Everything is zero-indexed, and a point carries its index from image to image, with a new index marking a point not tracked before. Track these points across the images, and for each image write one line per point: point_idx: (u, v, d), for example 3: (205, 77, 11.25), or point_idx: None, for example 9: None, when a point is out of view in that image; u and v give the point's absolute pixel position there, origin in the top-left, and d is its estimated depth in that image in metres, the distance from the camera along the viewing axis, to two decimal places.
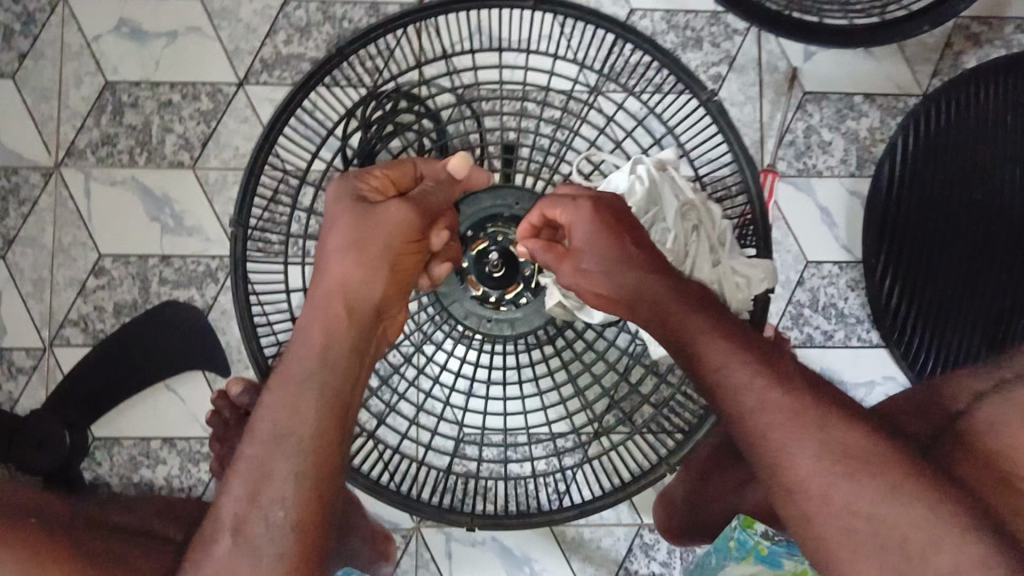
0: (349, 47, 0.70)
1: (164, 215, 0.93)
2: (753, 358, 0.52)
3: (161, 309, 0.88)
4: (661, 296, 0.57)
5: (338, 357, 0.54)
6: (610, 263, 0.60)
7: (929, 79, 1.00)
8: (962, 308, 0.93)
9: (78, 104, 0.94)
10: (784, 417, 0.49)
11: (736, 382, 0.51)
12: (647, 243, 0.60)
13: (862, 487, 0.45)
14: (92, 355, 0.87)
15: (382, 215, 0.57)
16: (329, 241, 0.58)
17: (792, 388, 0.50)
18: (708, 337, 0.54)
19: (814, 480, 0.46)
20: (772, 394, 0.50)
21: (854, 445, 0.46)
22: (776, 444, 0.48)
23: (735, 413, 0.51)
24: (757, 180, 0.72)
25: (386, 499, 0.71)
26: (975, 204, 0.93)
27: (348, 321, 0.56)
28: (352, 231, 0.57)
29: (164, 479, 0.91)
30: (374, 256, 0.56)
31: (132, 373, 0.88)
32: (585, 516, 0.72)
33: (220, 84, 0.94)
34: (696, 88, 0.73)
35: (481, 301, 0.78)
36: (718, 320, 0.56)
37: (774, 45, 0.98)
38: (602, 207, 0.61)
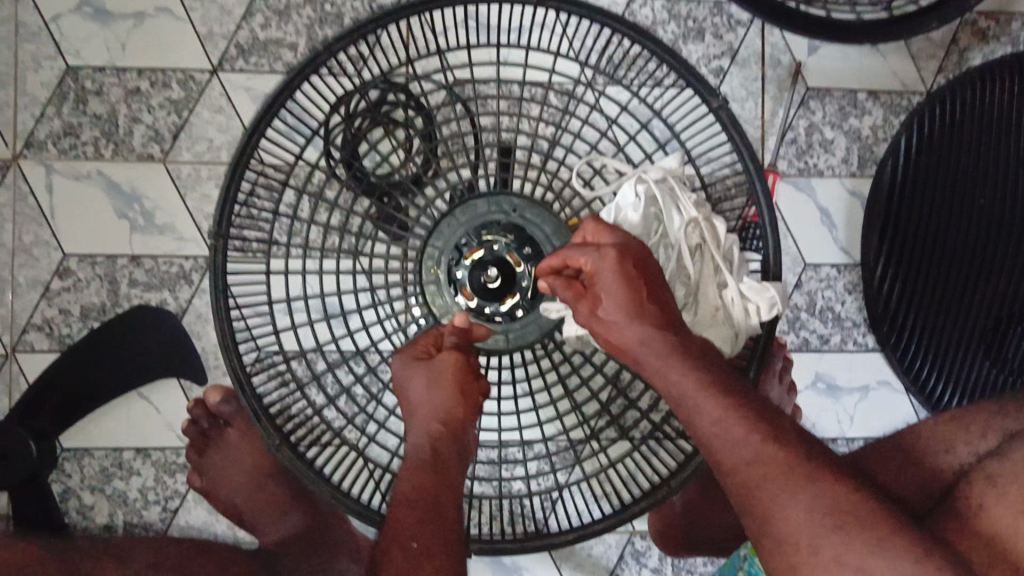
0: (337, 43, 0.63)
1: (133, 212, 0.89)
2: (747, 411, 0.51)
3: (138, 311, 0.86)
4: (665, 352, 0.54)
5: (455, 478, 0.59)
6: (621, 314, 0.56)
7: (934, 77, 0.97)
8: (961, 315, 0.92)
9: (37, 90, 0.89)
10: (777, 471, 0.48)
11: (730, 440, 0.50)
12: (659, 288, 0.57)
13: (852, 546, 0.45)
14: (64, 359, 0.83)
15: (443, 363, 0.61)
16: (409, 402, 0.62)
17: (784, 443, 0.50)
18: (704, 393, 0.52)
19: (804, 536, 0.46)
20: (769, 450, 0.49)
21: (843, 499, 0.47)
22: (767, 496, 0.48)
23: (729, 465, 0.50)
24: (768, 194, 0.66)
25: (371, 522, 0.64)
26: (977, 209, 0.91)
27: (453, 447, 0.60)
28: (427, 389, 0.60)
29: (137, 491, 0.89)
30: (446, 415, 0.60)
31: (106, 377, 0.85)
32: (583, 540, 0.66)
33: (193, 71, 0.89)
34: (707, 94, 0.66)
35: (475, 313, 0.73)
36: (713, 372, 0.53)
37: (778, 39, 0.95)
38: (627, 254, 0.57)
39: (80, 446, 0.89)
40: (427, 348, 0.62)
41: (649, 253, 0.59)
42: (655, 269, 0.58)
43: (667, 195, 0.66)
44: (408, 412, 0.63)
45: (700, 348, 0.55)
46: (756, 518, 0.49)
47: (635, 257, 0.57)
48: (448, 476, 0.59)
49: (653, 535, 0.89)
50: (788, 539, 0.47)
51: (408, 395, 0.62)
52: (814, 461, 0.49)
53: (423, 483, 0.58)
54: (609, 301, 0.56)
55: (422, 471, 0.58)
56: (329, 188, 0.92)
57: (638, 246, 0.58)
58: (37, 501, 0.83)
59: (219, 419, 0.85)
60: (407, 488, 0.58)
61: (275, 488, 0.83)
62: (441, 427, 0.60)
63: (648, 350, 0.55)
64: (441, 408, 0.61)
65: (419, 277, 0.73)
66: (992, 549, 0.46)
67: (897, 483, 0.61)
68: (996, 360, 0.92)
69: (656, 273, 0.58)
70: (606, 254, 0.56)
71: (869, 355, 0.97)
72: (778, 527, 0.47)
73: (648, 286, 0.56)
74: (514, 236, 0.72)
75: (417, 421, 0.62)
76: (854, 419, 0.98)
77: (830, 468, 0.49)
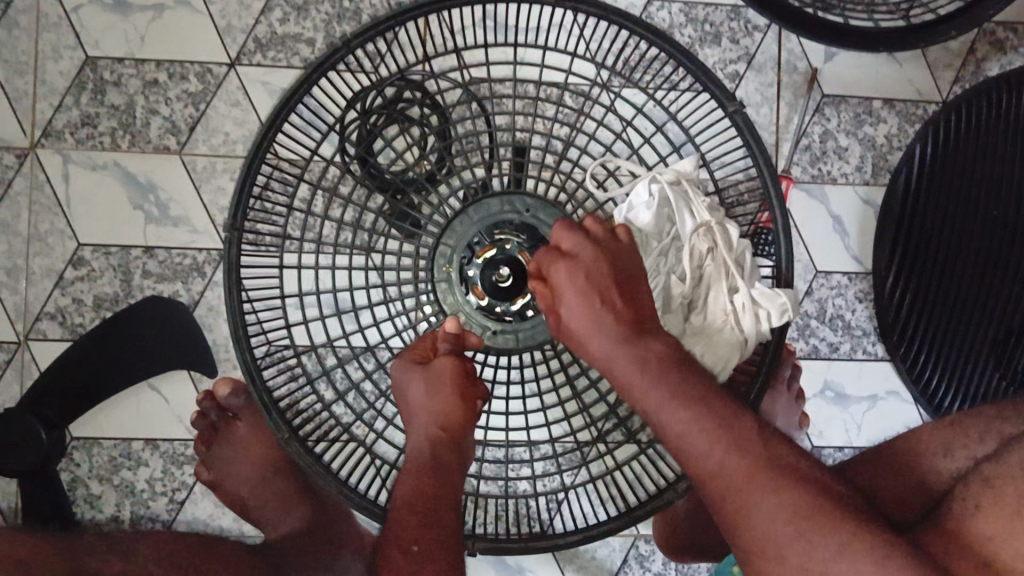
0: (357, 39, 0.63)
1: (148, 203, 0.90)
2: (708, 419, 0.51)
3: (146, 304, 0.87)
4: (635, 364, 0.53)
5: (452, 480, 0.59)
6: (581, 328, 0.56)
7: (950, 86, 0.97)
8: (974, 325, 0.91)
9: (56, 80, 0.90)
10: (739, 484, 0.50)
11: (699, 445, 0.51)
12: (622, 291, 0.56)
13: (818, 555, 0.46)
14: (76, 346, 0.85)
15: (437, 368, 0.61)
16: (408, 406, 0.62)
17: (744, 450, 0.50)
18: (672, 405, 0.52)
19: (772, 547, 0.48)
20: (736, 456, 0.50)
21: (811, 511, 0.48)
22: (744, 503, 0.49)
23: (702, 477, 0.52)
24: (781, 198, 0.66)
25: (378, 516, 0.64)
26: (992, 220, 0.91)
27: (452, 449, 0.60)
28: (424, 393, 0.61)
29: (145, 482, 0.89)
30: (441, 415, 0.60)
31: (119, 366, 0.86)
32: (588, 543, 0.65)
33: (211, 64, 0.90)
34: (723, 97, 0.66)
35: (486, 312, 0.73)
36: (688, 378, 0.53)
37: (794, 45, 0.95)
38: (576, 266, 0.57)
39: (90, 435, 0.89)
40: (424, 354, 0.63)
41: (620, 251, 0.58)
42: (625, 267, 0.57)
43: (678, 194, 0.66)
44: (406, 417, 0.63)
45: (677, 355, 0.54)
46: (731, 527, 0.50)
47: (589, 267, 0.56)
48: (446, 483, 0.59)
49: (659, 539, 0.89)
50: (765, 548, 0.48)
51: (402, 401, 0.63)
52: (774, 469, 0.50)
53: (422, 487, 0.58)
54: (566, 310, 0.56)
55: (421, 475, 0.58)
56: (344, 185, 0.93)
57: (599, 250, 0.57)
58: (46, 489, 0.84)
59: (227, 412, 0.86)
60: (405, 493, 0.58)
61: (282, 483, 0.83)
62: (439, 431, 0.60)
63: (612, 363, 0.55)
64: (439, 410, 0.60)
65: (431, 274, 0.73)
66: (988, 549, 0.46)
67: (895, 488, 0.61)
68: (1008, 373, 0.91)
69: (624, 280, 0.57)
70: (556, 267, 0.57)
71: (878, 364, 0.97)
72: (748, 537, 0.49)
73: (606, 295, 0.56)
74: (526, 236, 0.73)
75: (414, 426, 0.62)
76: (862, 428, 0.97)
77: (801, 480, 0.49)
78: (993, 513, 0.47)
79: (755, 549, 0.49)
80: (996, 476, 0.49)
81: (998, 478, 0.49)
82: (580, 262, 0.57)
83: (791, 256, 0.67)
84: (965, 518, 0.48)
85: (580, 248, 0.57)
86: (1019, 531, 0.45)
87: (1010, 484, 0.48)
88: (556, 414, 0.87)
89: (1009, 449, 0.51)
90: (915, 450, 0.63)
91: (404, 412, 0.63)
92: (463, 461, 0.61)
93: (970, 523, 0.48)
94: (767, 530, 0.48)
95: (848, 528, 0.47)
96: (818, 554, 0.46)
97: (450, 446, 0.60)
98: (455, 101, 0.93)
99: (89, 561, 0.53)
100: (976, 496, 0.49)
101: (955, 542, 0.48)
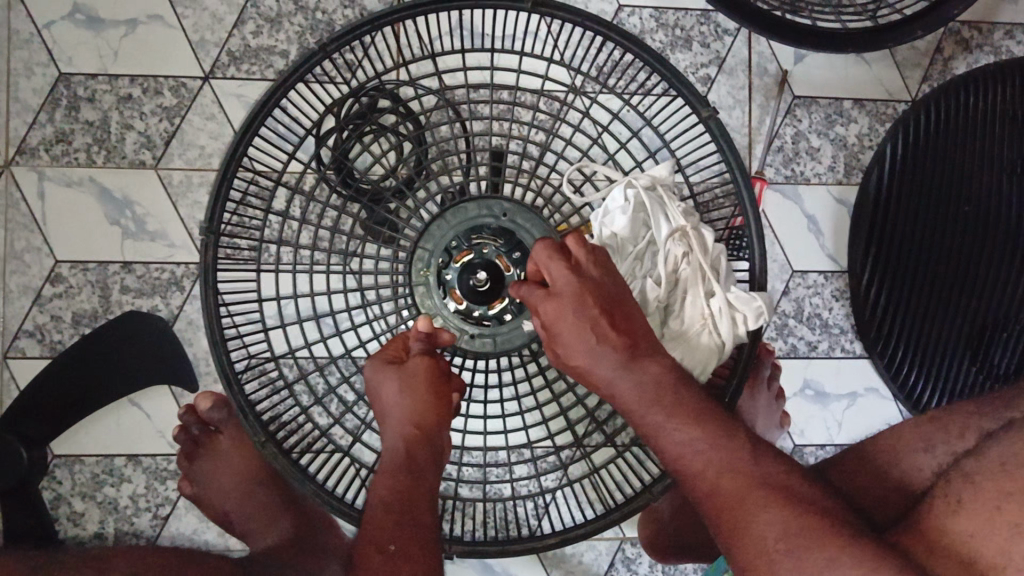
0: (332, 45, 0.63)
1: (125, 218, 0.90)
2: (700, 440, 0.54)
3: (149, 319, 0.87)
4: (633, 392, 0.55)
5: (432, 481, 0.60)
6: (578, 353, 0.57)
7: (919, 85, 0.99)
8: (949, 319, 0.93)
9: (29, 97, 0.89)
10: (734, 491, 0.51)
11: (698, 459, 0.53)
12: (614, 317, 0.57)
13: (808, 560, 0.46)
14: (77, 346, 0.85)
15: (414, 370, 0.62)
16: (382, 412, 0.63)
17: (737, 467, 0.52)
18: (670, 426, 0.54)
19: (761, 553, 0.48)
20: (728, 467, 0.52)
21: (801, 519, 0.48)
22: (738, 510, 0.50)
23: (695, 483, 0.53)
24: (753, 199, 0.67)
25: (352, 520, 0.64)
26: (961, 215, 0.92)
27: (427, 450, 0.61)
28: (393, 400, 0.61)
29: (129, 498, 0.89)
30: (423, 421, 0.61)
31: (114, 374, 0.86)
32: (564, 545, 0.66)
33: (185, 78, 0.90)
34: (695, 102, 0.66)
35: (464, 316, 0.73)
36: (683, 396, 0.55)
37: (764, 48, 0.96)
38: (570, 299, 0.57)
39: (71, 452, 0.89)
40: (396, 354, 0.64)
41: (608, 277, 0.58)
42: (614, 292, 0.58)
43: (654, 200, 0.66)
44: (382, 420, 0.63)
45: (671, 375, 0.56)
46: (724, 536, 0.51)
47: (576, 301, 0.57)
48: (422, 482, 0.59)
49: (644, 540, 0.90)
50: (755, 549, 0.48)
51: (380, 407, 0.63)
52: (764, 484, 0.51)
53: (401, 489, 0.58)
54: (561, 342, 0.58)
55: (395, 474, 0.59)
56: (321, 194, 0.93)
57: (585, 281, 0.57)
58: (28, 508, 0.83)
59: (210, 427, 0.85)
60: (383, 492, 0.58)
61: (264, 497, 0.83)
62: (415, 430, 0.61)
63: (612, 382, 0.57)
64: (414, 409, 0.61)
65: (409, 279, 0.73)
66: (968, 546, 0.47)
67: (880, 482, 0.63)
68: (981, 366, 0.93)
69: (612, 299, 0.57)
70: (551, 302, 0.57)
71: (856, 361, 0.98)
72: (739, 544, 0.49)
73: (597, 326, 0.56)
74: (504, 241, 0.73)
75: (389, 431, 0.62)
76: (842, 426, 0.98)
77: (789, 492, 0.50)
78: (972, 510, 0.48)
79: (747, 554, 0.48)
80: (975, 474, 0.50)
81: (976, 475, 0.50)
82: (569, 294, 0.57)
83: (764, 256, 0.68)
84: (944, 516, 0.49)
85: (572, 276, 0.57)
86: (999, 527, 0.46)
87: (989, 481, 0.48)
88: (536, 418, 0.87)
89: (987, 446, 0.52)
90: (896, 447, 0.64)
91: (384, 417, 0.63)
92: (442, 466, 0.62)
93: (951, 520, 0.49)
94: (757, 531, 0.49)
95: (836, 537, 0.46)
96: (805, 556, 0.46)
97: (436, 454, 0.61)
98: (430, 107, 0.93)
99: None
100: (957, 493, 0.50)
101: (938, 538, 0.48)
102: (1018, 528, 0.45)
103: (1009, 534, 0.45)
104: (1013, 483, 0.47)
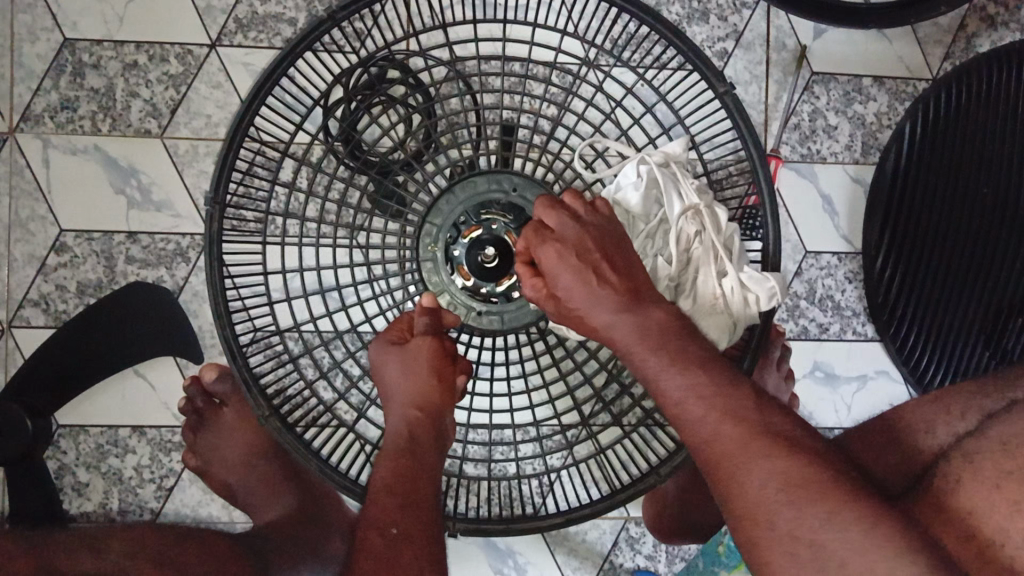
0: (340, 13, 0.62)
1: (131, 187, 0.89)
2: (699, 387, 0.51)
3: (179, 312, 0.87)
4: (632, 336, 0.54)
5: (432, 458, 0.59)
6: (579, 302, 0.56)
7: (940, 62, 0.97)
8: (963, 302, 0.91)
9: (34, 63, 0.88)
10: (732, 446, 0.49)
11: (693, 413, 0.51)
12: (617, 266, 0.56)
13: (805, 517, 0.44)
14: (123, 291, 0.86)
15: (417, 347, 0.61)
16: (385, 387, 0.62)
17: (740, 416, 0.50)
18: (671, 371, 0.52)
19: (760, 510, 0.46)
20: (726, 423, 0.49)
21: (801, 474, 0.46)
22: (731, 469, 0.48)
23: (692, 439, 0.51)
24: (769, 178, 0.65)
25: (352, 494, 0.64)
26: (980, 197, 0.90)
27: (429, 429, 0.60)
28: (398, 378, 0.61)
29: (133, 468, 0.89)
30: (420, 398, 0.60)
31: (126, 335, 0.86)
32: (569, 525, 0.66)
33: (191, 46, 0.88)
34: (711, 76, 0.65)
35: (471, 293, 0.72)
36: (686, 349, 0.53)
37: (783, 22, 0.94)
38: (567, 246, 0.56)
39: (76, 422, 0.89)
40: (401, 334, 0.63)
41: (609, 230, 0.59)
42: (613, 241, 0.58)
43: (667, 177, 0.65)
44: (385, 399, 0.63)
45: (675, 326, 0.54)
46: (721, 491, 0.49)
47: (577, 246, 0.56)
48: (422, 463, 0.58)
49: (648, 521, 0.90)
50: (755, 509, 0.46)
51: (381, 378, 0.62)
52: (767, 432, 0.49)
53: (401, 468, 0.57)
54: (561, 288, 0.56)
55: (399, 458, 0.58)
56: (327, 165, 0.92)
57: (586, 230, 0.57)
58: (32, 477, 0.84)
59: (214, 398, 0.85)
60: (382, 473, 0.57)
61: (269, 471, 0.83)
62: (416, 412, 0.60)
63: (614, 334, 0.55)
64: (416, 391, 0.60)
65: (416, 253, 0.72)
66: (970, 524, 0.46)
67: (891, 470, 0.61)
68: (996, 350, 0.91)
69: (612, 255, 0.57)
70: (548, 248, 0.56)
71: (867, 343, 0.97)
72: (737, 501, 0.47)
73: (599, 271, 0.55)
74: (513, 217, 0.71)
75: (391, 405, 0.62)
76: (851, 408, 0.97)
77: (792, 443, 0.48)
78: (973, 488, 0.47)
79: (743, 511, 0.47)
80: (977, 453, 0.49)
81: (980, 454, 0.49)
82: (570, 241, 0.57)
83: (779, 236, 0.66)
84: (948, 493, 0.48)
85: (578, 231, 0.57)
86: (997, 504, 0.45)
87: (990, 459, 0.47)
88: (542, 397, 0.87)
89: (993, 426, 0.51)
90: (898, 426, 0.62)
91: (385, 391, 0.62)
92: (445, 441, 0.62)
93: (950, 498, 0.48)
94: (753, 490, 0.47)
95: (837, 493, 0.45)
96: (805, 521, 0.44)
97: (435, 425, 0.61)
98: (440, 79, 0.92)
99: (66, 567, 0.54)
100: (960, 472, 0.49)
101: (939, 515, 0.48)
102: (1019, 506, 0.44)
103: (1010, 512, 0.44)
104: (1015, 461, 0.46)
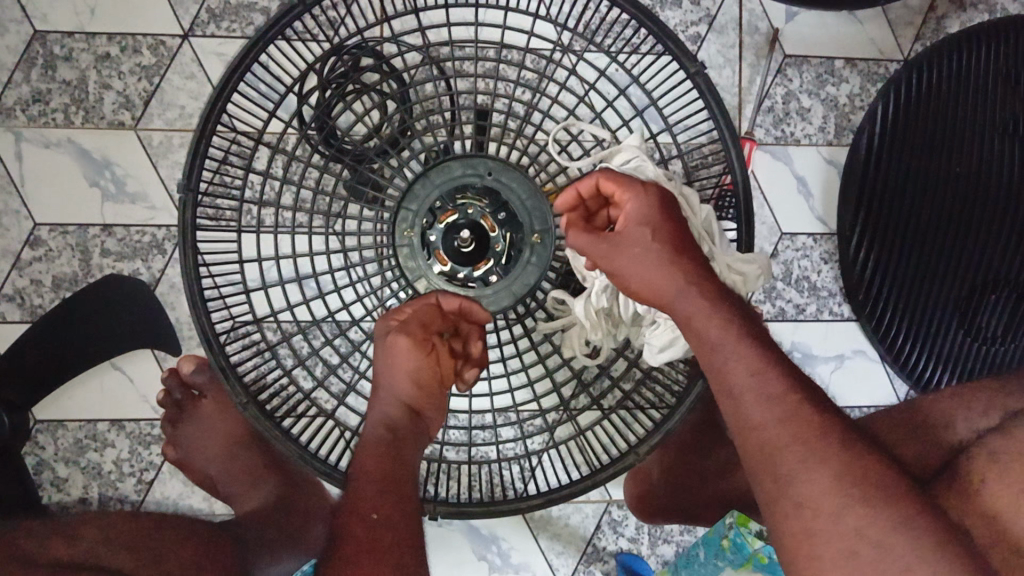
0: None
1: (105, 180, 0.88)
2: (770, 366, 0.50)
3: (154, 303, 0.87)
4: (702, 301, 0.54)
5: (412, 456, 0.60)
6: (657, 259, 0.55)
7: (912, 44, 0.98)
8: (939, 280, 0.93)
9: (4, 56, 0.87)
10: (804, 429, 0.47)
11: (759, 390, 0.49)
12: (700, 256, 0.56)
13: (868, 511, 0.44)
14: (89, 289, 0.85)
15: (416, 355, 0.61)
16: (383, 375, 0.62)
17: (805, 406, 0.48)
18: (739, 344, 0.51)
19: (817, 506, 0.45)
20: (794, 414, 0.48)
21: (860, 469, 0.45)
22: (783, 465, 0.47)
23: (745, 429, 0.49)
24: (740, 158, 0.66)
25: (328, 477, 0.65)
26: (953, 174, 0.91)
27: (413, 425, 0.62)
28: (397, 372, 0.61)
29: (113, 462, 0.89)
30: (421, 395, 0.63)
31: (101, 328, 0.85)
32: (548, 506, 0.66)
33: (163, 36, 0.88)
34: (682, 55, 0.65)
35: (449, 278, 0.72)
36: (748, 327, 0.53)
37: (755, 6, 0.95)
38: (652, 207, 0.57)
39: (54, 417, 0.88)
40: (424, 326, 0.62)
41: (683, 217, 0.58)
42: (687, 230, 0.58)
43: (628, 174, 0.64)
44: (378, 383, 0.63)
45: (735, 309, 0.54)
46: (766, 491, 0.48)
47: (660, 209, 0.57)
48: (402, 456, 0.59)
49: (632, 501, 0.90)
50: (797, 509, 0.45)
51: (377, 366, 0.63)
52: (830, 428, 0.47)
53: (385, 464, 0.58)
54: (641, 247, 0.56)
55: (380, 450, 0.58)
56: (303, 154, 0.92)
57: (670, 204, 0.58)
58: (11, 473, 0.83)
59: (193, 390, 0.85)
60: (367, 465, 0.58)
61: (248, 459, 0.84)
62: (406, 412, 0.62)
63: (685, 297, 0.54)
64: (410, 391, 0.62)
65: (392, 239, 0.72)
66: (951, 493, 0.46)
67: (899, 454, 0.63)
68: (969, 326, 0.93)
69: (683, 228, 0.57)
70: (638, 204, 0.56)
71: (844, 324, 0.98)
72: (785, 498, 0.46)
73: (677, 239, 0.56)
74: (489, 201, 0.72)
75: (381, 396, 0.62)
76: (829, 388, 0.99)
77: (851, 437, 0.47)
78: None
79: (757, 463, 0.48)
80: None
81: None
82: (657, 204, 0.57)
83: (753, 215, 0.66)
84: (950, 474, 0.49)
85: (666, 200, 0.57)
86: None
87: None
88: (521, 380, 0.87)
89: None
90: None
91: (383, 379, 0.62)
92: (424, 442, 0.63)
93: None
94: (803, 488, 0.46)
95: (850, 476, 0.45)
96: (840, 509, 0.44)
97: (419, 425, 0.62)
98: (414, 65, 0.92)
99: (44, 558, 0.54)
100: None
101: (944, 497, 0.49)
102: None
103: None
104: None
